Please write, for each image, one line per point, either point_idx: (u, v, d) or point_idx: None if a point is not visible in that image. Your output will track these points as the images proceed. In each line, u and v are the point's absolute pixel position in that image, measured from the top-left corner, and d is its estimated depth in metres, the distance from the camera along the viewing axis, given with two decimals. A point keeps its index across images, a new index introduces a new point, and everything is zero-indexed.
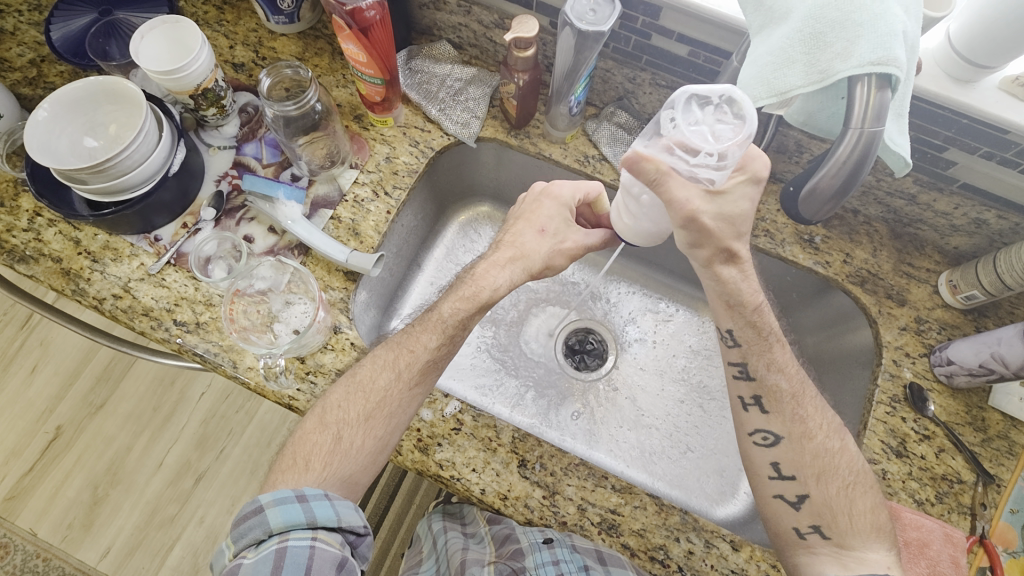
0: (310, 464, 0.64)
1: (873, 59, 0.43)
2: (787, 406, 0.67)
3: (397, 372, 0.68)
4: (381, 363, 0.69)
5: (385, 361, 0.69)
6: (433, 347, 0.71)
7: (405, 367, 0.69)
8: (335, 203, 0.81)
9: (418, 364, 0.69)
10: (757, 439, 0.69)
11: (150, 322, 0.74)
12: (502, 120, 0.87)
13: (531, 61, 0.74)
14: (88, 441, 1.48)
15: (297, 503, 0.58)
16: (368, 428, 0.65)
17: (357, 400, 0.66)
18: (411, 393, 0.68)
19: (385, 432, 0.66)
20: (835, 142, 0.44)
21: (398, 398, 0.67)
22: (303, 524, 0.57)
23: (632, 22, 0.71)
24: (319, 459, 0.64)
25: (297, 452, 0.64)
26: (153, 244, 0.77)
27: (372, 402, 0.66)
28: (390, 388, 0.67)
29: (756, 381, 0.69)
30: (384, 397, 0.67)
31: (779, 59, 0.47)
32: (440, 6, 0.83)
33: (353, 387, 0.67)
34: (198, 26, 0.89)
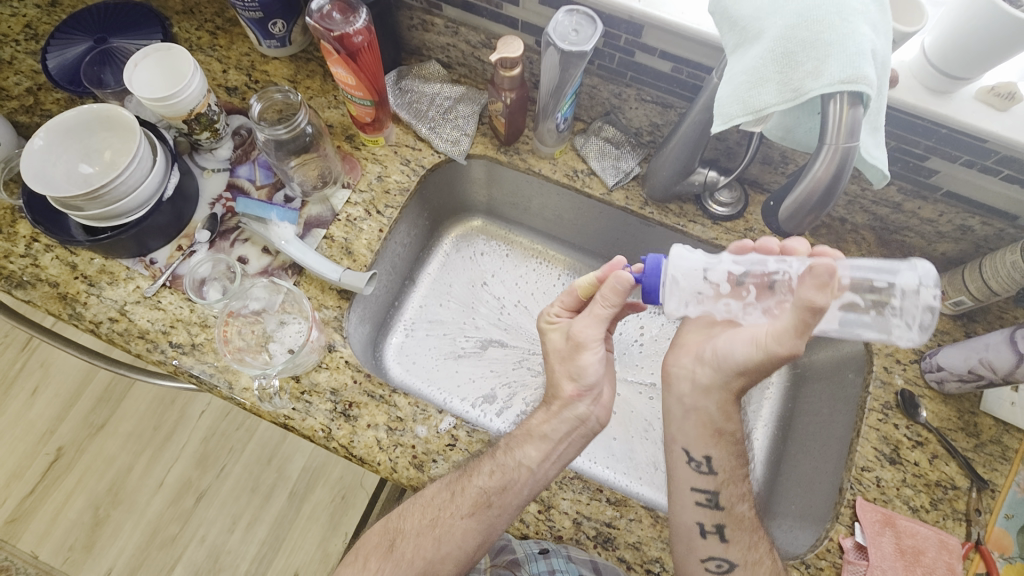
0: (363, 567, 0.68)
1: (843, 78, 0.41)
2: (748, 534, 0.67)
3: (453, 495, 0.67)
4: (443, 484, 0.68)
5: (447, 483, 0.68)
6: (488, 481, 0.67)
7: (461, 493, 0.67)
8: (327, 222, 0.82)
9: (474, 498, 0.66)
10: (711, 566, 0.66)
11: (146, 345, 0.75)
12: (491, 137, 0.88)
13: (518, 80, 0.76)
14: (89, 462, 1.49)
15: None
16: (419, 543, 0.67)
17: (415, 512, 0.68)
18: (470, 522, 0.66)
19: (434, 555, 0.66)
20: (812, 158, 0.45)
21: (451, 523, 0.66)
22: None
23: (615, 40, 0.73)
24: (375, 560, 0.68)
25: (361, 550, 0.70)
26: (148, 267, 0.78)
27: (427, 519, 0.67)
28: (444, 508, 0.67)
29: (723, 511, 0.68)
30: (437, 516, 0.67)
31: (753, 78, 0.45)
32: (428, 27, 0.85)
33: (416, 503, 0.68)
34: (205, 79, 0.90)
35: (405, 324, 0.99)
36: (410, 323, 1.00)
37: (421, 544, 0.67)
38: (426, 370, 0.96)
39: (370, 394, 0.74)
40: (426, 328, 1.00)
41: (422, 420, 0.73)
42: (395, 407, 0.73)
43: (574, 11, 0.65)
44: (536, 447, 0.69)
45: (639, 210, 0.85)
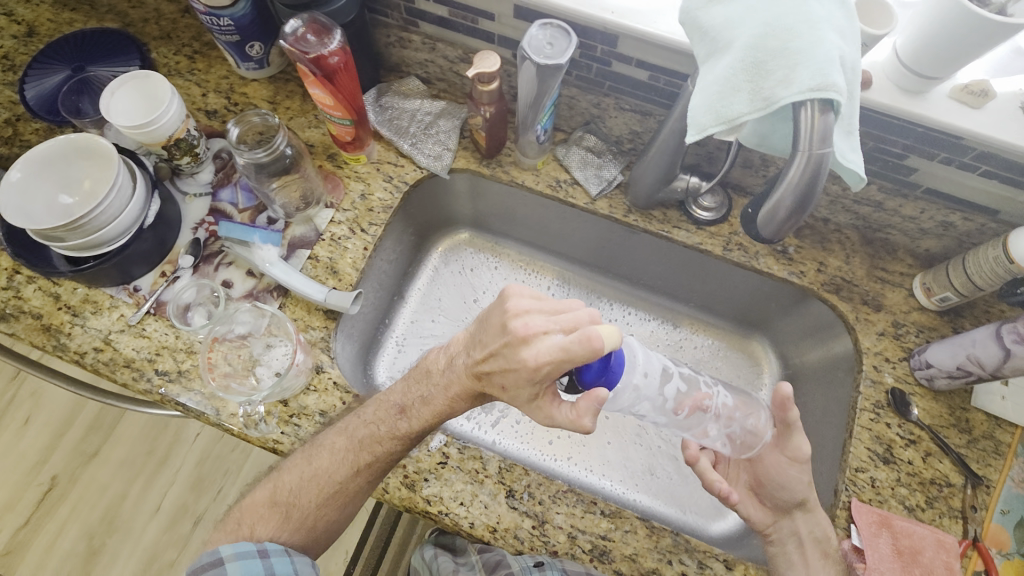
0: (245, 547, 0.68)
1: (813, 85, 0.41)
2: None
3: (357, 467, 0.65)
4: (341, 450, 0.65)
5: (346, 449, 0.65)
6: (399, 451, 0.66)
7: (367, 465, 0.65)
8: (311, 243, 0.81)
9: (375, 468, 0.65)
10: None
11: (132, 373, 0.74)
12: (473, 150, 0.88)
13: (496, 94, 0.76)
14: (83, 490, 1.47)
15: (258, 557, 0.61)
16: (322, 511, 0.66)
17: (311, 487, 0.65)
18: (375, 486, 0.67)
19: (337, 514, 0.67)
20: (786, 165, 0.45)
21: (355, 488, 0.66)
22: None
23: (591, 51, 0.73)
24: (262, 526, 0.65)
25: (243, 518, 0.66)
26: (132, 294, 0.78)
27: (326, 486, 0.65)
28: (344, 482, 0.65)
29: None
30: (340, 486, 0.65)
31: (724, 87, 0.45)
32: (406, 44, 0.85)
33: (308, 470, 0.65)
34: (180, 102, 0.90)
35: (395, 341, 0.99)
36: (401, 339, 0.99)
37: (329, 515, 0.66)
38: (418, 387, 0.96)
39: None
40: (417, 343, 0.99)
41: None
42: None
43: (548, 25, 0.65)
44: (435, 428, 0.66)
45: (623, 218, 0.85)
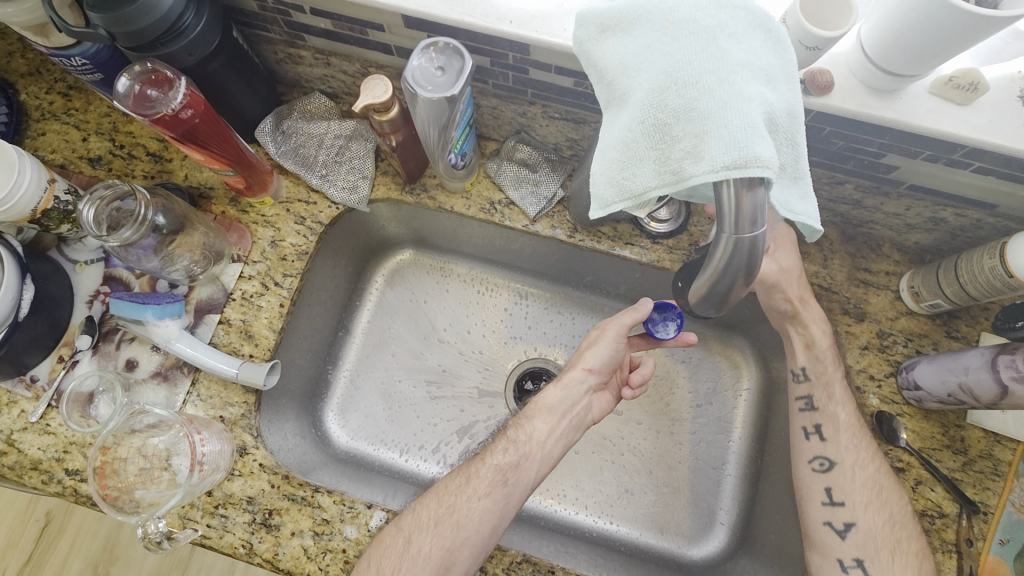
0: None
1: (728, 162, 0.30)
2: None
3: (468, 477, 0.68)
4: (456, 473, 0.69)
5: (460, 471, 0.69)
6: (544, 438, 0.71)
7: (476, 473, 0.68)
8: (220, 305, 0.73)
9: (489, 476, 0.68)
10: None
11: (41, 476, 0.67)
12: (394, 175, 0.78)
13: (400, 120, 0.64)
14: (80, 523, 1.47)
15: None
16: (436, 534, 0.63)
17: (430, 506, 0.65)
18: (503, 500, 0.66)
19: (454, 543, 0.62)
20: (713, 245, 0.35)
21: (470, 506, 0.65)
22: None
23: (502, 59, 0.61)
24: (388, 565, 0.60)
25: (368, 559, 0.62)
26: (30, 386, 0.70)
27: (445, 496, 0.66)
28: (460, 493, 0.66)
29: None
30: (454, 501, 0.65)
31: (625, 156, 0.35)
32: (298, 60, 0.73)
33: (428, 494, 0.67)
34: (57, 149, 0.79)
35: (343, 380, 0.91)
36: (350, 377, 0.92)
37: (446, 534, 0.63)
38: (370, 429, 0.89)
39: (291, 498, 0.67)
40: (368, 380, 0.92)
41: (350, 519, 0.66)
42: (320, 508, 0.67)
43: (432, 47, 0.53)
44: (544, 420, 0.72)
45: (568, 239, 0.74)
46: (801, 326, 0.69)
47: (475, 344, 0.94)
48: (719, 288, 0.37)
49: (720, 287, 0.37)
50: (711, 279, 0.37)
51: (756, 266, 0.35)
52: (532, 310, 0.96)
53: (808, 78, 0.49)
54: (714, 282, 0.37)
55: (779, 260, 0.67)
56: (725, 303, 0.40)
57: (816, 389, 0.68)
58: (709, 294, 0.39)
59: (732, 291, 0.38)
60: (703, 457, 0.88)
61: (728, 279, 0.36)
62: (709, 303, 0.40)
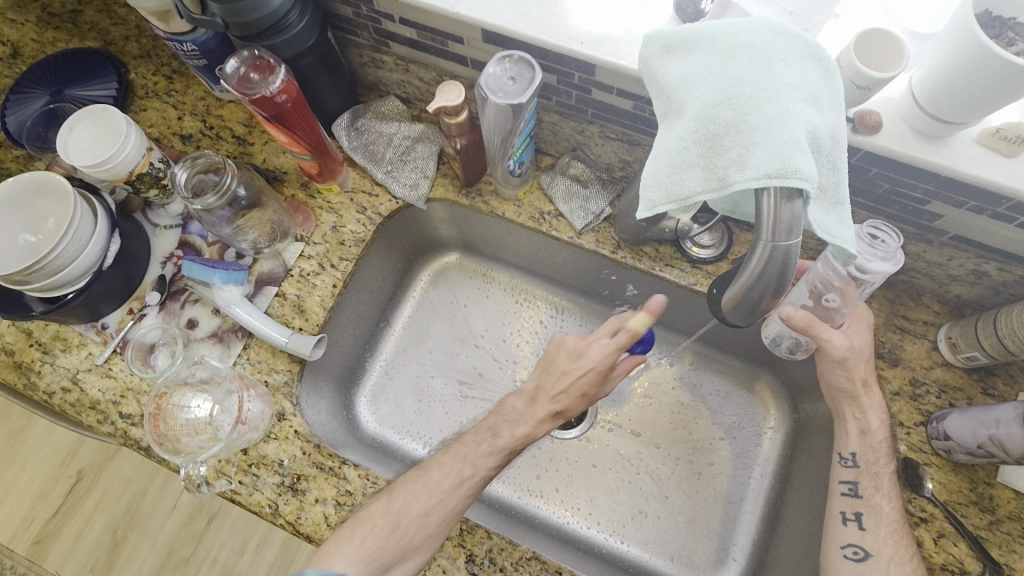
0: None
1: (769, 171, 0.33)
2: None
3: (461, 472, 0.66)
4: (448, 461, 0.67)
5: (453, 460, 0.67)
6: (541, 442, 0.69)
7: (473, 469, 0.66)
8: (279, 279, 0.78)
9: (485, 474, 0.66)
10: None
11: (97, 416, 0.72)
12: (453, 177, 0.83)
13: (466, 125, 0.69)
14: (108, 484, 1.53)
15: None
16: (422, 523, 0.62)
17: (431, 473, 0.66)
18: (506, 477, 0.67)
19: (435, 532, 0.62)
20: (749, 253, 0.38)
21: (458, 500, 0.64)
22: None
23: (568, 78, 0.65)
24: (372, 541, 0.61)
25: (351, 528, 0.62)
26: (100, 332, 0.76)
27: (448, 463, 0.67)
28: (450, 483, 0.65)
29: None
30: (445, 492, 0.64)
31: (675, 161, 0.38)
32: (380, 64, 0.80)
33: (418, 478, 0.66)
34: (155, 124, 0.88)
35: (379, 369, 0.96)
36: (385, 367, 0.96)
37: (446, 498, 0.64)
38: (398, 419, 0.93)
39: (320, 466, 0.70)
40: (401, 372, 0.96)
41: (372, 493, 0.69)
42: (346, 479, 0.70)
43: (508, 58, 0.58)
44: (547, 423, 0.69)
45: (610, 254, 0.78)
46: (860, 411, 0.67)
47: (507, 350, 0.97)
48: (752, 297, 0.40)
49: (754, 296, 0.39)
50: (746, 288, 0.39)
51: (791, 274, 0.37)
52: (565, 325, 0.98)
53: (858, 117, 0.52)
54: (748, 292, 0.40)
55: (852, 338, 0.66)
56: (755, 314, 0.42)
57: (842, 429, 0.68)
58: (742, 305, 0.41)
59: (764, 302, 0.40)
60: (721, 490, 0.88)
61: (763, 289, 0.38)
62: (740, 312, 0.42)
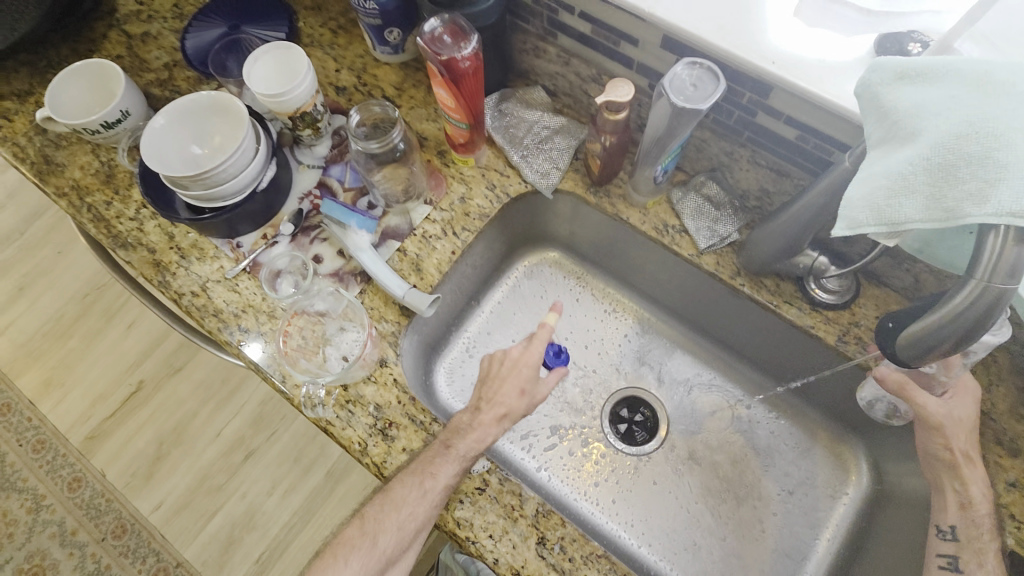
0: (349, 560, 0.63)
1: (1014, 209, 0.34)
2: None
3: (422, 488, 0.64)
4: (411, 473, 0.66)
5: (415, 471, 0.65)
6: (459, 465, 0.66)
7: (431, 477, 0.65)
8: (403, 236, 0.81)
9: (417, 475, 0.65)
10: None
11: (218, 324, 0.77)
12: (584, 174, 0.84)
13: (621, 124, 0.71)
14: (162, 400, 1.57)
15: None
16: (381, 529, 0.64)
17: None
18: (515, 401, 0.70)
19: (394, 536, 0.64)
20: (954, 287, 0.38)
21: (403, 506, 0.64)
22: None
23: (738, 97, 0.66)
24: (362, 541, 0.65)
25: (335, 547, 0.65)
26: (234, 250, 0.81)
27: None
28: (401, 497, 0.65)
29: None
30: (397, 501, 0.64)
31: (896, 184, 0.38)
32: (540, 54, 0.82)
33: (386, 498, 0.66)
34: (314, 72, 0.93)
35: (462, 344, 0.98)
36: (468, 344, 0.98)
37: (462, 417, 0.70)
38: (473, 396, 0.94)
39: (411, 418, 0.72)
40: (483, 352, 0.98)
41: None
42: (432, 436, 0.71)
43: (696, 65, 0.59)
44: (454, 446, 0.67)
45: (728, 280, 0.77)
46: (960, 484, 0.64)
47: (589, 354, 0.98)
48: (934, 332, 0.40)
49: (938, 332, 0.40)
50: (931, 322, 0.40)
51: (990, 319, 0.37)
52: (647, 344, 0.98)
53: None
54: (932, 325, 0.40)
55: (952, 407, 0.65)
56: (928, 354, 0.42)
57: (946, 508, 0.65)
58: (923, 340, 0.41)
59: (941, 345, 0.40)
60: (786, 543, 0.85)
61: (949, 326, 0.39)
62: (913, 348, 0.43)
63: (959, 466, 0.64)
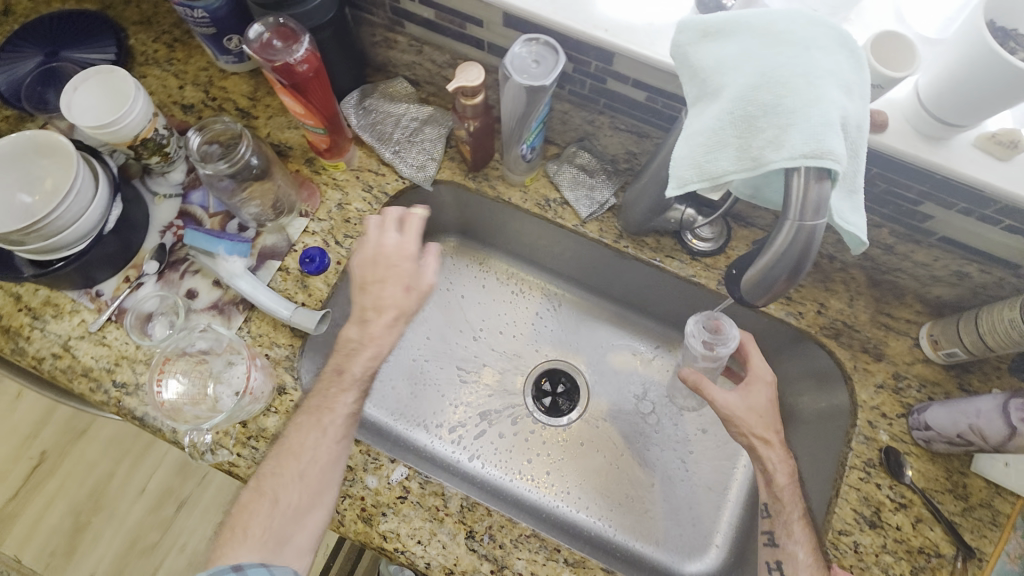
0: (250, 530, 0.63)
1: (806, 151, 0.36)
2: None
3: (323, 430, 0.66)
4: (306, 427, 0.66)
5: (310, 424, 0.66)
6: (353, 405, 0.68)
7: (329, 424, 0.66)
8: (282, 254, 0.78)
9: (312, 420, 0.66)
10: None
11: (90, 383, 0.71)
12: (459, 161, 0.83)
13: (481, 108, 0.71)
14: (71, 467, 1.44)
15: (230, 573, 0.59)
16: (298, 486, 0.63)
17: (368, 348, 0.69)
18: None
19: (313, 491, 0.64)
20: (776, 230, 0.40)
21: (321, 455, 0.65)
22: (228, 569, 0.59)
23: (585, 66, 0.67)
24: (257, 527, 0.64)
25: (236, 522, 0.64)
26: (94, 299, 0.74)
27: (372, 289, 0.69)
28: (314, 444, 0.65)
29: None
30: (308, 463, 0.64)
31: (710, 140, 0.40)
32: (392, 45, 0.80)
33: (282, 455, 0.65)
34: (155, 92, 0.86)
35: None
36: None
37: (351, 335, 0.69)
38: (393, 400, 0.93)
39: None
40: (397, 355, 0.96)
41: (373, 470, 0.70)
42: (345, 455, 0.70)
43: (534, 41, 0.60)
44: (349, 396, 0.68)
45: (613, 244, 0.79)
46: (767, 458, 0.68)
47: (502, 337, 0.99)
48: (772, 271, 0.42)
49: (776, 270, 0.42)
50: (768, 263, 0.42)
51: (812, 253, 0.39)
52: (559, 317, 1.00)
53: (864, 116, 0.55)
54: (770, 266, 0.42)
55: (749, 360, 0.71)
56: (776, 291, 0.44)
57: None
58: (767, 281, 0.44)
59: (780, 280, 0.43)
60: (710, 478, 0.90)
61: (782, 263, 0.41)
62: (760, 289, 0.45)
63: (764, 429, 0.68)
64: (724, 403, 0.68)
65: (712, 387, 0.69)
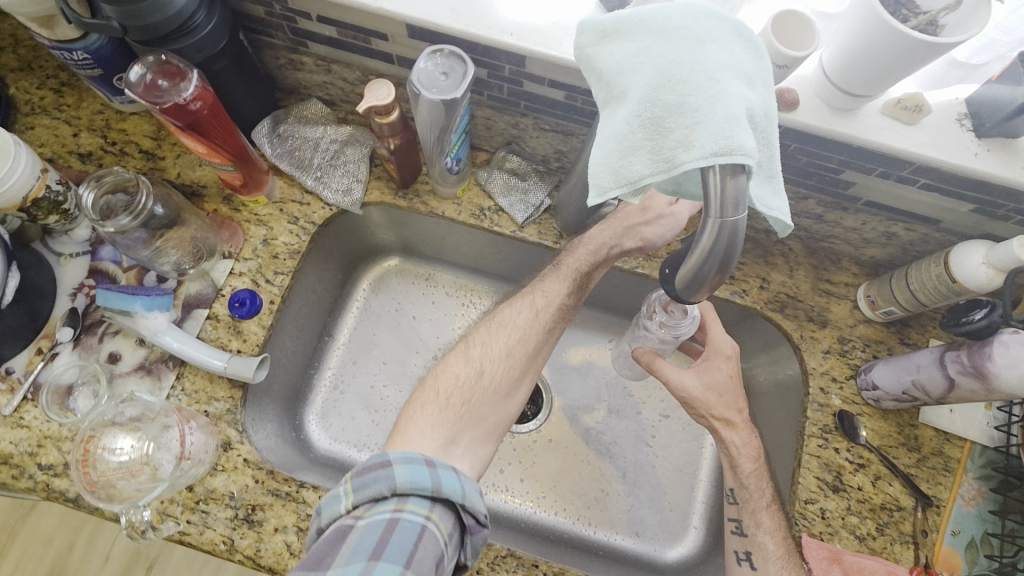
0: (422, 424, 0.59)
1: (715, 149, 0.35)
2: None
3: (534, 315, 0.69)
4: (514, 320, 0.68)
5: (524, 305, 0.69)
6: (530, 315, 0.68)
7: (541, 313, 0.69)
8: (209, 301, 0.73)
9: (525, 307, 0.69)
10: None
11: (11, 471, 0.65)
12: (387, 179, 0.81)
13: (398, 124, 0.68)
14: (24, 546, 1.34)
15: (424, 465, 0.52)
16: (507, 366, 0.66)
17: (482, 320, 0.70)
18: (435, 413, 0.60)
19: (516, 374, 0.66)
20: (699, 229, 0.38)
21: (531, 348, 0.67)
22: (428, 491, 0.50)
23: (499, 71, 0.65)
24: (458, 394, 0.62)
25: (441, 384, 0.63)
26: (4, 378, 0.68)
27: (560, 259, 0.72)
28: (500, 336, 0.67)
29: None
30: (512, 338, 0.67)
31: (623, 146, 0.39)
32: (298, 66, 0.76)
33: (480, 341, 0.67)
34: (48, 143, 0.79)
35: (327, 384, 0.91)
36: (334, 381, 0.92)
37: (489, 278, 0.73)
38: (354, 432, 0.89)
39: (275, 493, 0.66)
40: (351, 385, 0.92)
41: None
42: (305, 504, 0.66)
43: (438, 53, 0.57)
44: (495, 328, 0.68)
45: (555, 246, 0.78)
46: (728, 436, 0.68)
47: None
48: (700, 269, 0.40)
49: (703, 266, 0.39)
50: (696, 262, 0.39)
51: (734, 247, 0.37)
52: None
53: (777, 95, 0.55)
54: (697, 264, 0.40)
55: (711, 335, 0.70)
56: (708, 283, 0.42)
57: None
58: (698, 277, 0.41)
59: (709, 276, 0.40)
60: (680, 461, 0.91)
61: (708, 260, 0.38)
62: (692, 284, 0.42)
63: (727, 407, 0.68)
64: (678, 382, 0.69)
65: (664, 364, 0.70)
